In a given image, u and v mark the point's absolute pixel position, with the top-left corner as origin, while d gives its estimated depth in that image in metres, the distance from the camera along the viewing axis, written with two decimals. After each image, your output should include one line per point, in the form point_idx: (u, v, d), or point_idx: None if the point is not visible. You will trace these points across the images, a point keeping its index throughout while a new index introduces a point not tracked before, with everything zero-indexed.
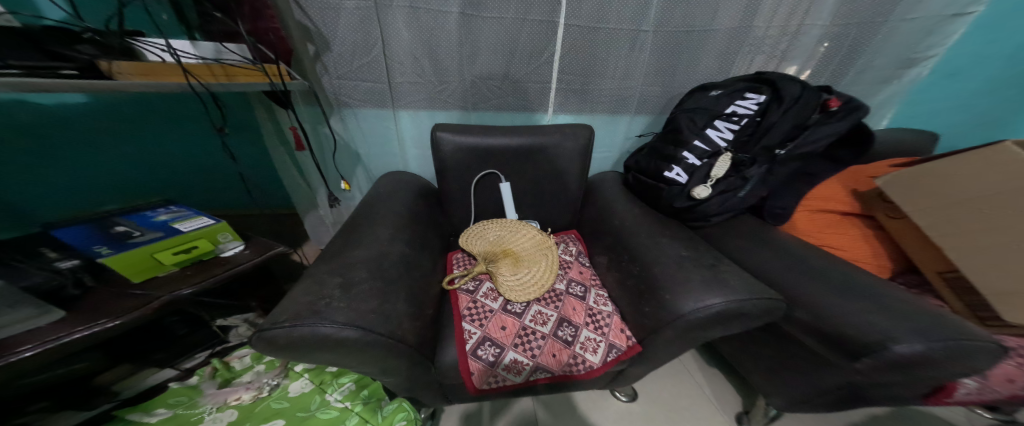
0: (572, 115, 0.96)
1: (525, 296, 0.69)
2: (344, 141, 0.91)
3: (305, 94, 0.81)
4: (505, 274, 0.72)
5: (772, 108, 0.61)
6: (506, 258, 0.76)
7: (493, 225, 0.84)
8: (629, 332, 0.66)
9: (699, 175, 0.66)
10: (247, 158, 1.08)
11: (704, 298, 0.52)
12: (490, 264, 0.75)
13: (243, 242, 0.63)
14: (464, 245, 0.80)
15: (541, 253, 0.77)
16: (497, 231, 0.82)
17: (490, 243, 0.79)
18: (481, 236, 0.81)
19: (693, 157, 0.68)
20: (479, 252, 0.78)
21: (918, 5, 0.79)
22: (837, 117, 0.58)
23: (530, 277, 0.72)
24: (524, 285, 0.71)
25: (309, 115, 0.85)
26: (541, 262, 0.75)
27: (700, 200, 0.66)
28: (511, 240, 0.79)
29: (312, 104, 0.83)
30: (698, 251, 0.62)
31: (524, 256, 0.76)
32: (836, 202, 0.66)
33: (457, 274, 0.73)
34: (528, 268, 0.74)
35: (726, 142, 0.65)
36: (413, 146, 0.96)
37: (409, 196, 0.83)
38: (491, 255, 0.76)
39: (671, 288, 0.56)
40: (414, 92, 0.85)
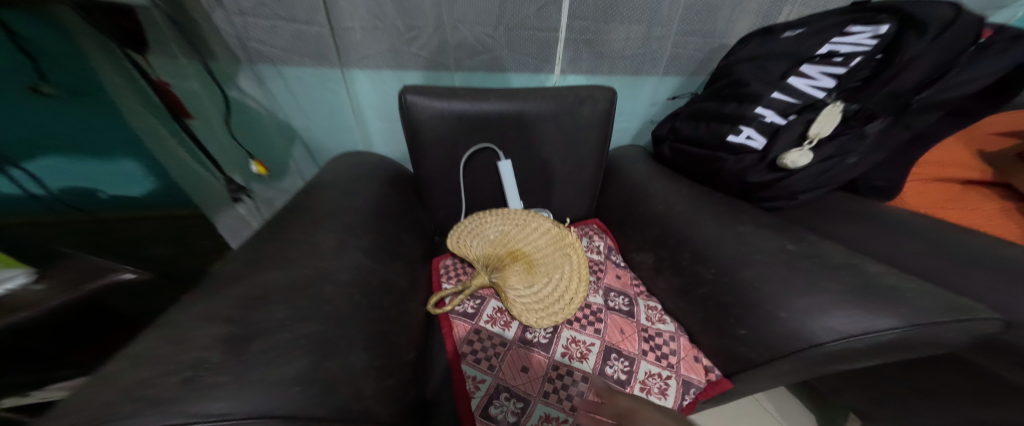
0: (584, 76, 0.75)
1: (550, 319, 0.48)
2: (270, 110, 0.64)
3: (176, 34, 0.51)
4: (518, 289, 0.51)
5: (907, 37, 0.41)
6: (516, 263, 0.53)
7: (493, 215, 0.59)
8: (707, 359, 0.45)
9: (789, 134, 0.47)
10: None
11: (858, 320, 0.32)
12: (494, 274, 0.52)
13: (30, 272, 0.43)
14: (456, 248, 0.57)
15: (564, 253, 0.52)
16: (500, 223, 0.57)
17: (492, 242, 0.55)
18: (479, 232, 0.57)
19: (771, 114, 0.49)
20: (477, 256, 0.55)
21: None
22: (998, 49, 0.40)
23: (554, 290, 0.50)
24: (546, 302, 0.49)
25: (182, 71, 0.55)
26: (564, 267, 0.51)
27: (790, 171, 0.47)
28: (520, 236, 0.55)
29: (193, 56, 0.54)
30: (807, 242, 0.42)
31: (540, 260, 0.52)
32: (960, 168, 0.51)
33: (447, 293, 0.50)
34: (548, 277, 0.51)
35: (824, 92, 0.47)
36: (375, 118, 0.71)
37: (371, 183, 0.58)
38: (495, 260, 0.52)
39: (791, 303, 0.35)
40: (370, 40, 0.60)
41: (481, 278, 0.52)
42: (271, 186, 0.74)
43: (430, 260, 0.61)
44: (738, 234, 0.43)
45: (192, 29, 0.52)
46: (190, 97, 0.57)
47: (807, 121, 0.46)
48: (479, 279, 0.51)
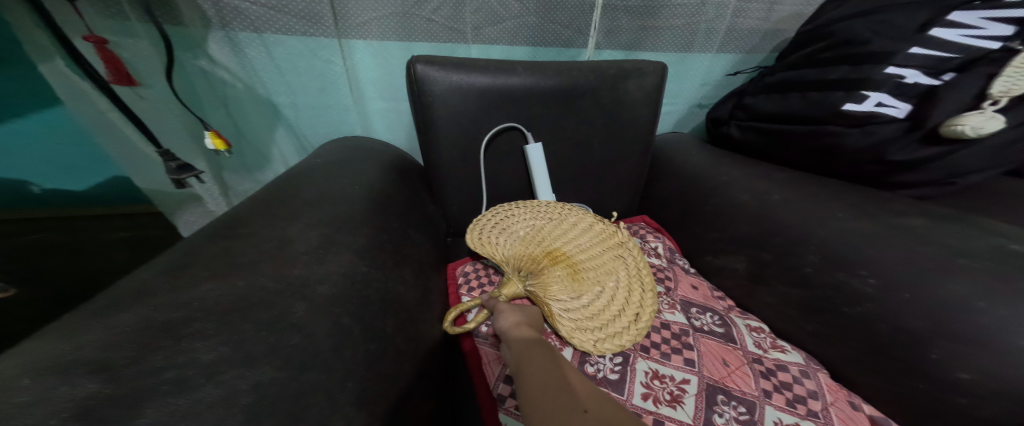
0: (623, 52, 0.64)
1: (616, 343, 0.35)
2: (245, 84, 0.52)
3: None
4: (564, 301, 0.38)
5: None
6: (557, 267, 0.40)
7: (519, 209, 0.46)
8: (869, 406, 0.32)
9: (954, 95, 0.34)
10: None
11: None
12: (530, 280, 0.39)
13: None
14: (477, 248, 0.43)
15: (617, 255, 0.41)
16: (531, 215, 0.44)
17: (523, 239, 0.42)
18: (505, 228, 0.43)
19: (911, 74, 0.37)
20: (504, 257, 0.41)
21: None
22: None
23: (610, 303, 0.37)
24: (604, 319, 0.36)
25: (127, 29, 0.43)
26: (620, 272, 0.40)
27: (960, 143, 0.35)
28: (558, 232, 0.43)
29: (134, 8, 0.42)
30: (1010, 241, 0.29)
31: (588, 264, 0.40)
32: None
33: (470, 305, 0.37)
34: (601, 285, 0.38)
35: (1000, 39, 0.34)
36: (377, 98, 0.59)
37: (370, 169, 0.46)
38: (529, 263, 0.40)
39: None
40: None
41: (512, 286, 0.40)
42: (246, 176, 0.61)
43: (446, 268, 0.49)
44: (894, 228, 0.32)
45: None
46: (133, 57, 0.45)
47: (986, 75, 0.34)
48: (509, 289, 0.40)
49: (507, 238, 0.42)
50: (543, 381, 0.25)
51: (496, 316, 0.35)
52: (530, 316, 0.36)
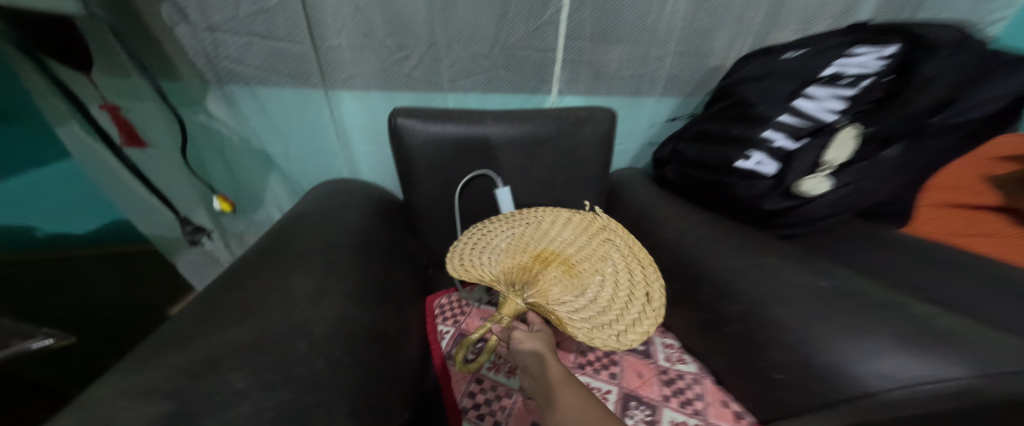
0: (583, 97, 0.74)
1: (637, 330, 0.33)
2: (242, 136, 0.59)
3: (144, 48, 0.48)
4: (568, 303, 0.36)
5: (916, 59, 0.41)
6: (551, 268, 0.40)
7: (497, 223, 0.48)
8: (739, 404, 0.42)
9: (804, 159, 0.45)
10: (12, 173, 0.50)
11: (910, 366, 0.28)
12: (526, 291, 0.40)
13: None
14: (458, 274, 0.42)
15: (603, 253, 0.41)
16: (509, 229, 0.46)
17: (506, 251, 0.43)
18: (486, 245, 0.45)
19: (781, 138, 0.47)
20: (493, 277, 0.41)
21: None
22: (1000, 71, 0.42)
23: (613, 292, 0.36)
24: (617, 313, 0.35)
25: (135, 95, 0.51)
26: (612, 258, 0.40)
27: (806, 199, 0.45)
28: (535, 238, 0.44)
29: (125, 77, 0.49)
30: (839, 277, 0.39)
31: (579, 257, 0.40)
32: (972, 193, 0.50)
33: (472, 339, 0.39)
34: (599, 275, 0.38)
35: (835, 114, 0.45)
36: (362, 142, 0.66)
37: (357, 214, 0.54)
38: (518, 273, 0.40)
39: (833, 347, 0.32)
40: (355, 60, 0.56)
41: (512, 305, 0.41)
42: (241, 219, 0.68)
43: (424, 301, 0.56)
44: (762, 266, 0.42)
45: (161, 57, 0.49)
46: (141, 119, 0.53)
47: (822, 145, 0.45)
48: (509, 309, 0.41)
49: (488, 256, 0.43)
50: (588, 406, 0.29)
51: (515, 343, 0.41)
52: (546, 341, 0.41)
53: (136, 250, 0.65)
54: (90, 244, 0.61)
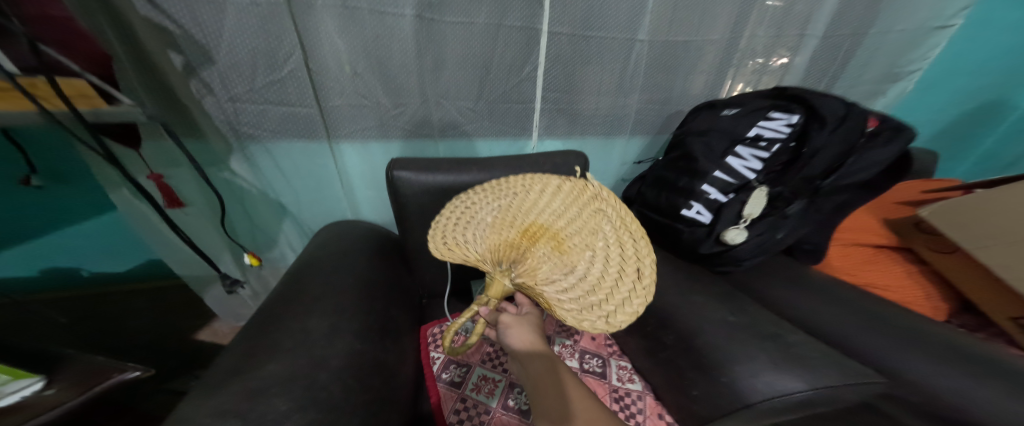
0: (559, 140, 0.84)
1: (626, 310, 0.37)
2: (259, 189, 0.69)
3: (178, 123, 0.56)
4: (555, 281, 0.40)
5: (811, 129, 0.51)
6: (540, 245, 0.42)
7: (487, 195, 0.49)
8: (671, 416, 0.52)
9: (730, 212, 0.54)
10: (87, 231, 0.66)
11: (780, 381, 0.40)
12: (513, 268, 0.43)
13: (44, 377, 0.47)
14: (446, 253, 0.47)
15: (595, 225, 0.42)
16: (494, 200, 0.48)
17: (490, 225, 0.46)
18: (471, 219, 0.47)
19: (715, 192, 0.56)
20: (477, 256, 0.46)
21: (907, 15, 0.73)
22: (883, 139, 0.50)
23: (602, 269, 0.39)
24: (606, 292, 0.38)
25: (176, 165, 0.60)
26: (604, 231, 0.41)
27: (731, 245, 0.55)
28: (520, 212, 0.46)
29: (169, 150, 0.58)
30: (747, 313, 0.50)
31: (570, 232, 0.42)
32: (871, 235, 0.61)
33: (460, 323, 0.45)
34: (589, 250, 0.40)
35: (753, 173, 0.55)
36: (363, 188, 0.76)
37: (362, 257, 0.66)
38: (502, 251, 0.44)
39: (731, 369, 0.43)
40: (357, 116, 0.66)
41: (498, 286, 0.45)
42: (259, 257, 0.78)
43: (419, 329, 0.68)
44: (693, 303, 0.52)
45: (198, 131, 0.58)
46: (180, 184, 0.61)
47: (741, 201, 0.54)
48: (495, 288, 0.46)
49: (476, 234, 0.46)
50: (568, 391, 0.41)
51: (505, 330, 0.49)
52: (531, 324, 0.51)
53: (171, 284, 0.80)
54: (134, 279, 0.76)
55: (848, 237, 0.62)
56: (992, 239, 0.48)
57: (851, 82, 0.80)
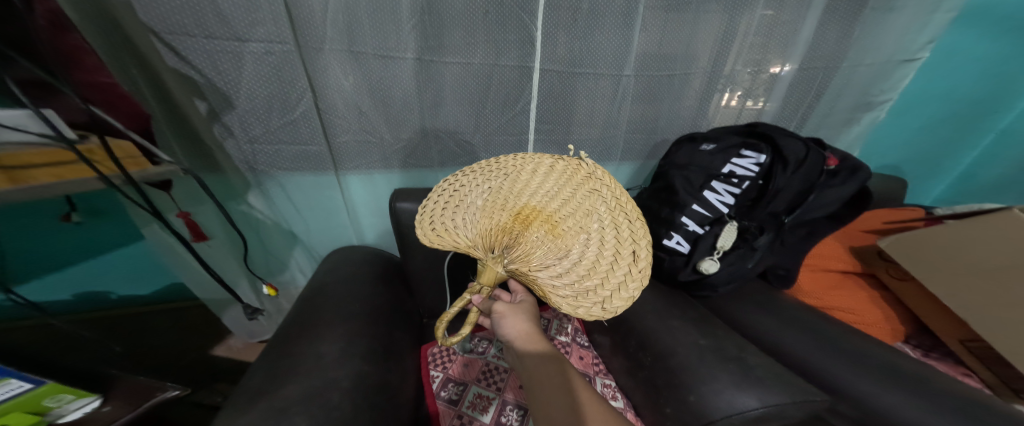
0: None
1: (622, 294, 0.42)
2: (274, 219, 0.78)
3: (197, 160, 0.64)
4: (552, 267, 0.44)
5: (776, 169, 0.56)
6: (534, 229, 0.47)
7: (479, 177, 0.52)
8: None
9: (705, 244, 0.59)
10: (124, 263, 0.75)
11: (739, 401, 0.46)
12: (506, 255, 0.46)
13: (99, 396, 0.55)
14: (435, 240, 0.47)
15: (588, 208, 0.48)
16: (485, 183, 0.51)
17: (481, 209, 0.48)
18: (461, 203, 0.50)
19: (693, 223, 0.60)
20: (467, 242, 0.47)
21: (874, 50, 0.78)
22: (840, 178, 0.56)
23: (596, 253, 0.45)
24: (599, 275, 0.43)
25: (201, 204, 0.67)
26: (598, 215, 0.47)
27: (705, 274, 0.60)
28: (513, 196, 0.49)
29: (196, 194, 0.65)
30: (716, 336, 0.56)
31: (564, 217, 0.47)
32: (837, 261, 0.67)
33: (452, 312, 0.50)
34: (585, 234, 0.46)
35: (726, 207, 0.59)
36: (367, 215, 0.85)
37: (368, 284, 0.73)
38: (494, 237, 0.46)
39: (699, 391, 0.48)
40: (360, 151, 0.74)
41: (490, 273, 0.48)
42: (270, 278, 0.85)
43: (420, 349, 0.75)
44: (670, 327, 0.58)
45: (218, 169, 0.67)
46: (205, 221, 0.69)
47: (715, 234, 0.59)
48: (487, 276, 0.49)
49: (467, 221, 0.48)
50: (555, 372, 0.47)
51: (501, 319, 0.55)
52: (525, 313, 0.57)
53: (190, 305, 0.90)
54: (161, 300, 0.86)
55: (818, 264, 0.67)
56: (946, 270, 0.54)
57: (826, 111, 0.86)
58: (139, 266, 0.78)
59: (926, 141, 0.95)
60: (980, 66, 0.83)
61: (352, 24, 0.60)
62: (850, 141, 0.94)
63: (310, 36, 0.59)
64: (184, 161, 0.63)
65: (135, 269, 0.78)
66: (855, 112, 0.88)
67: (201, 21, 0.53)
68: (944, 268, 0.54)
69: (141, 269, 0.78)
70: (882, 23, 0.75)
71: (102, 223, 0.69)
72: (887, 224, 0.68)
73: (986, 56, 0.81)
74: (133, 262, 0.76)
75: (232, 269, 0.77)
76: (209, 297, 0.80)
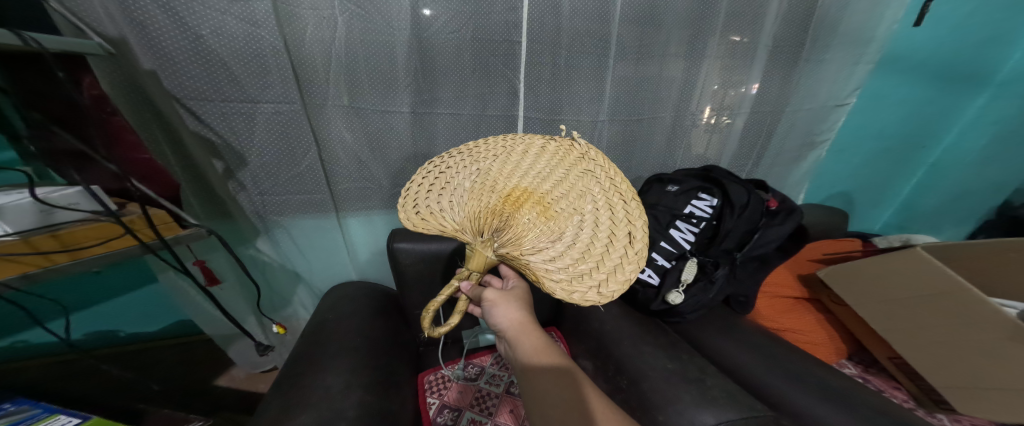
0: None
1: (619, 279, 0.44)
2: (279, 261, 0.85)
3: (211, 211, 0.72)
4: (546, 250, 0.48)
5: (726, 212, 0.67)
6: (526, 212, 0.51)
7: (468, 159, 0.54)
8: None
9: (672, 278, 0.67)
10: (145, 303, 0.83)
11: (698, 419, 0.53)
12: (497, 238, 0.50)
13: None
14: (422, 224, 0.50)
15: (581, 190, 0.51)
16: (473, 165, 0.53)
17: (470, 191, 0.52)
18: (447, 186, 0.53)
19: (661, 258, 0.68)
20: (454, 225, 0.51)
21: (810, 98, 0.91)
22: (780, 219, 0.68)
23: (589, 235, 0.48)
24: (594, 258, 0.46)
25: (213, 251, 0.75)
26: (591, 197, 0.50)
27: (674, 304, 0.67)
28: (503, 178, 0.53)
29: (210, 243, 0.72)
30: (681, 360, 0.63)
31: (557, 202, 0.51)
32: (788, 288, 0.77)
33: (438, 301, 0.53)
34: (577, 217, 0.49)
35: (688, 244, 0.68)
36: (367, 251, 0.91)
37: (367, 317, 0.78)
38: (483, 220, 0.50)
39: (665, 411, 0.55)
40: (360, 196, 0.81)
41: (480, 258, 0.51)
42: (275, 315, 0.92)
43: (417, 377, 0.81)
44: (642, 352, 0.65)
45: (232, 219, 0.75)
46: (216, 265, 0.76)
47: (679, 268, 0.66)
48: (476, 261, 0.52)
49: (455, 205, 0.51)
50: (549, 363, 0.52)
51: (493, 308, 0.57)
52: (518, 299, 0.59)
53: (195, 339, 0.96)
54: (183, 331, 0.95)
55: (773, 291, 0.77)
56: (871, 296, 0.64)
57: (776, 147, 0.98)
58: (156, 305, 0.85)
59: (866, 171, 1.08)
60: (901, 107, 0.96)
61: (355, 86, 0.69)
62: (799, 175, 1.07)
63: (315, 93, 0.67)
64: (205, 221, 0.72)
65: (152, 308, 0.85)
66: (802, 150, 1.01)
67: (218, 88, 0.61)
68: (869, 294, 0.64)
69: (159, 307, 0.86)
70: (814, 72, 0.87)
71: (121, 272, 0.76)
72: (828, 255, 0.79)
73: (908, 97, 0.94)
74: (151, 302, 0.84)
75: (242, 308, 0.84)
76: (216, 333, 0.87)
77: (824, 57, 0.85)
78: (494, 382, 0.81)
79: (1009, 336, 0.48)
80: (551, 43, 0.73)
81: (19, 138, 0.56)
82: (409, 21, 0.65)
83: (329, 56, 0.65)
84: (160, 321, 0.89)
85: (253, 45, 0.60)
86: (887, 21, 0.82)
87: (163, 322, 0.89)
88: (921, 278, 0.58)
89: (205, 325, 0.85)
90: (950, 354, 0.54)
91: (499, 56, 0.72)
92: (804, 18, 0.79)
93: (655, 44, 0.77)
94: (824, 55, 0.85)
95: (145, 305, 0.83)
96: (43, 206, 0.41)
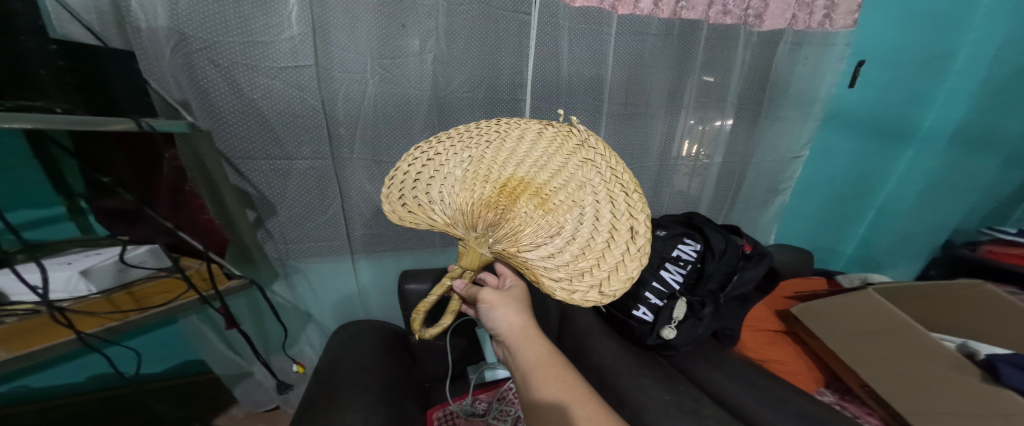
0: None
1: (622, 278, 0.48)
2: (292, 303, 0.89)
3: (238, 256, 0.77)
4: (545, 246, 0.51)
5: (709, 257, 0.78)
6: (523, 204, 0.53)
7: (459, 145, 0.55)
8: None
9: (664, 316, 0.74)
10: (162, 342, 0.86)
11: None
12: (491, 234, 0.53)
13: None
14: (417, 214, 0.53)
15: (581, 180, 0.52)
16: (464, 152, 0.54)
17: (461, 181, 0.53)
18: (438, 172, 0.54)
19: (654, 297, 0.76)
20: (445, 220, 0.53)
21: (770, 151, 1.06)
22: (755, 262, 0.80)
23: (589, 231, 0.50)
24: (594, 255, 0.49)
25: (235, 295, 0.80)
26: (593, 190, 0.52)
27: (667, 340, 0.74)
28: (497, 166, 0.54)
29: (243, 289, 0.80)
30: (677, 392, 0.69)
31: (556, 194, 0.53)
32: (767, 322, 0.86)
33: (429, 301, 0.59)
34: (576, 212, 0.51)
35: (678, 284, 0.77)
36: (377, 292, 0.96)
37: (378, 355, 0.82)
38: (478, 212, 0.52)
39: None
40: (375, 241, 0.87)
41: (473, 255, 0.55)
42: (283, 355, 0.93)
43: (425, 414, 0.84)
44: (641, 385, 0.71)
45: (254, 265, 0.79)
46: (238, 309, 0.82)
47: (671, 307, 0.74)
48: (469, 258, 0.56)
49: (445, 197, 0.53)
50: (555, 389, 0.55)
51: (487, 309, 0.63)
52: (520, 302, 0.64)
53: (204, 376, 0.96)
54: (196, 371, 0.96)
55: (755, 324, 0.86)
56: (836, 330, 0.74)
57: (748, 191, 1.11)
58: (174, 343, 0.88)
59: (825, 212, 1.22)
60: (843, 160, 1.12)
61: (378, 142, 0.77)
62: (770, 216, 1.20)
63: (342, 147, 0.75)
64: (229, 265, 0.76)
65: (170, 347, 0.88)
66: (769, 194, 1.14)
67: (261, 147, 0.69)
68: (835, 329, 0.74)
69: (176, 347, 0.89)
70: (772, 126, 1.02)
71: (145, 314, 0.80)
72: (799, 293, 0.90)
73: (853, 149, 1.10)
74: (168, 340, 0.87)
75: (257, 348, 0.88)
76: (225, 372, 0.88)
77: (778, 114, 1.01)
78: (502, 417, 0.83)
79: (952, 365, 0.59)
80: (550, 103, 0.84)
81: (72, 196, 0.62)
82: (429, 83, 0.75)
83: (358, 118, 0.73)
84: (175, 360, 0.91)
85: (295, 105, 0.68)
86: (826, 85, 0.98)
87: (178, 360, 0.91)
88: (874, 314, 0.72)
89: (217, 367, 0.87)
90: (906, 379, 0.62)
91: (506, 113, 0.83)
92: (760, 81, 0.94)
93: (640, 104, 0.90)
94: (779, 113, 1.01)
95: (163, 344, 0.87)
96: (123, 265, 0.52)
